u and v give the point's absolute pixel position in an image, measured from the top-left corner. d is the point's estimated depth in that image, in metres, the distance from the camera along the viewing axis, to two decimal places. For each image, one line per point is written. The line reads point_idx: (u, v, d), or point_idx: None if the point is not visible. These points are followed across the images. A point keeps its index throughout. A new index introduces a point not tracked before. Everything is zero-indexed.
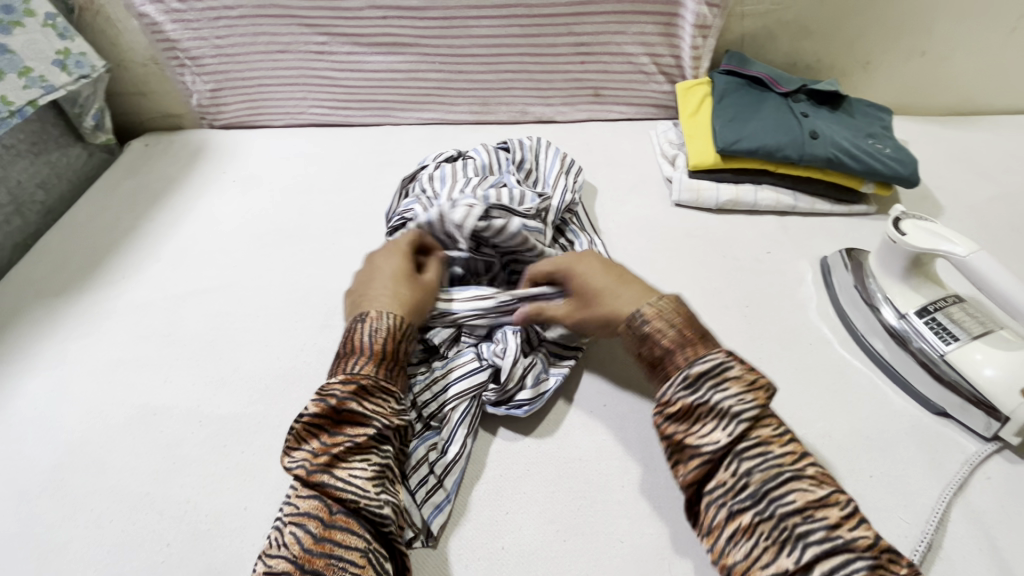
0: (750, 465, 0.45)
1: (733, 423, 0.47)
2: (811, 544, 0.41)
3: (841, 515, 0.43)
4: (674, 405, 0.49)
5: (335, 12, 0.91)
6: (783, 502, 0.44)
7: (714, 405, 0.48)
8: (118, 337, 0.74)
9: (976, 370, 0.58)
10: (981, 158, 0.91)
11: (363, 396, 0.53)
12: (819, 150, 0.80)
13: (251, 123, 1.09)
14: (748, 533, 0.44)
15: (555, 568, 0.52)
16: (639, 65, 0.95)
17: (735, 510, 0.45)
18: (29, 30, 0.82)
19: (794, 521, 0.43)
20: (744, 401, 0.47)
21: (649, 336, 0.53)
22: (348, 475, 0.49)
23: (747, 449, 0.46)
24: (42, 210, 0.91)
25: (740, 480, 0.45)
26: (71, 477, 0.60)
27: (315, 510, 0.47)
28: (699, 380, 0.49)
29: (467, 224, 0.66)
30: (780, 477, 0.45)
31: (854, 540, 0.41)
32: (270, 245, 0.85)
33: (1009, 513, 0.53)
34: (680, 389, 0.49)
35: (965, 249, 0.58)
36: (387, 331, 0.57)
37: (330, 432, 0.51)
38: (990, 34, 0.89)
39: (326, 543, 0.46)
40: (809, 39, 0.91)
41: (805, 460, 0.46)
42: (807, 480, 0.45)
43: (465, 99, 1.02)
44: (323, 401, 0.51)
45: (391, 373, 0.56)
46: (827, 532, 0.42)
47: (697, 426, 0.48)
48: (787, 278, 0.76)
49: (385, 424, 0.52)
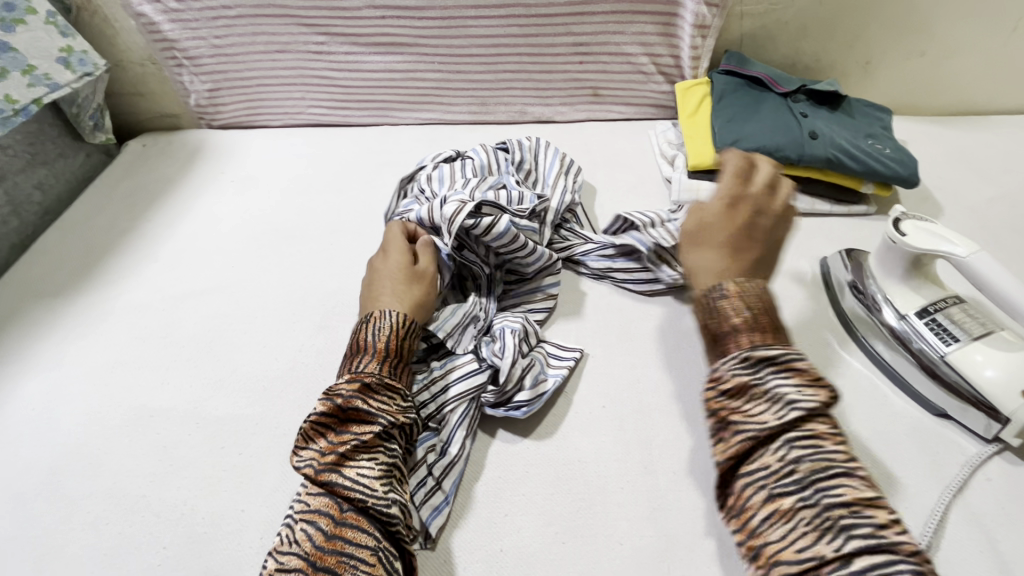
0: (800, 454, 0.44)
1: (790, 411, 0.46)
2: (854, 537, 0.40)
3: (891, 517, 0.41)
4: (727, 382, 0.49)
5: (334, 12, 0.90)
6: (829, 493, 0.42)
7: (772, 391, 0.47)
8: (115, 338, 0.73)
9: (977, 371, 0.58)
10: (981, 158, 0.91)
11: (369, 394, 0.53)
12: (819, 150, 0.79)
13: (249, 123, 1.09)
14: (785, 516, 0.43)
15: (554, 570, 0.51)
16: (639, 65, 0.94)
17: (776, 493, 0.44)
18: (31, 28, 0.81)
19: (839, 513, 0.41)
20: (805, 391, 0.46)
21: (722, 310, 0.52)
22: (356, 474, 0.49)
23: (799, 438, 0.45)
24: (40, 211, 0.91)
25: (787, 466, 0.44)
26: (67, 479, 0.60)
27: (326, 508, 0.47)
28: (761, 364, 0.48)
29: (457, 221, 0.66)
30: (831, 470, 0.43)
31: (899, 542, 0.40)
32: (268, 246, 0.85)
33: (1009, 515, 0.53)
34: (737, 367, 0.49)
35: (966, 250, 0.57)
36: (391, 329, 0.58)
37: (336, 431, 0.52)
38: (990, 35, 0.89)
39: (337, 540, 0.46)
40: (809, 39, 0.91)
41: (858, 462, 0.45)
42: (857, 479, 0.43)
43: (464, 99, 1.02)
44: (331, 400, 0.53)
45: (396, 371, 0.57)
46: (874, 528, 0.40)
47: (748, 405, 0.47)
48: (786, 279, 0.75)
49: (390, 422, 0.53)
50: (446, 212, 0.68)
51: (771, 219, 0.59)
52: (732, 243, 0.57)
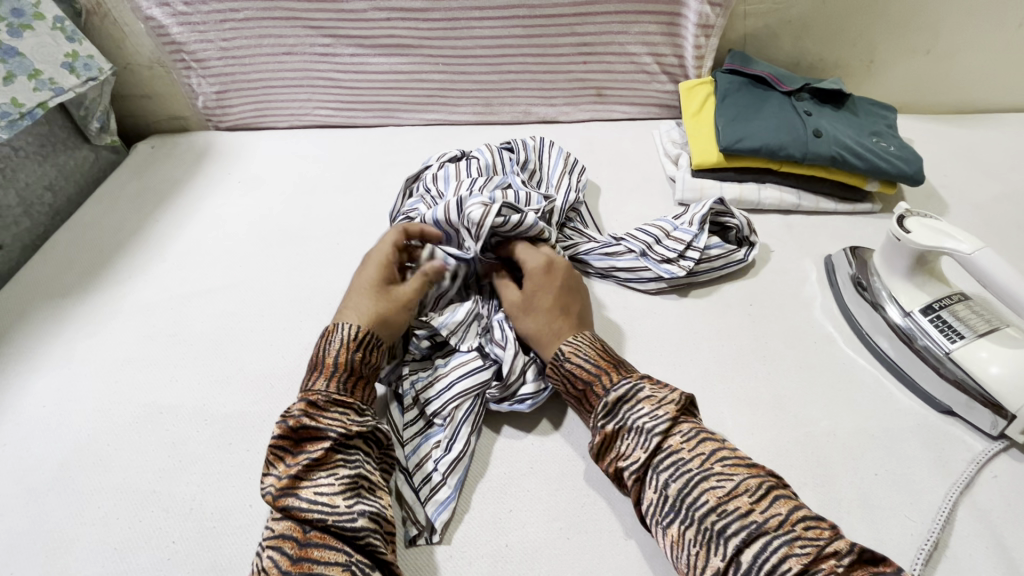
0: (666, 477, 0.48)
1: (647, 440, 0.50)
2: (731, 538, 0.43)
3: (751, 501, 0.44)
4: (596, 437, 0.53)
5: (339, 14, 0.91)
6: (697, 505, 0.45)
7: (631, 427, 0.51)
8: (124, 336, 0.74)
9: (982, 368, 0.58)
10: (987, 156, 0.90)
11: (318, 412, 0.53)
12: (823, 148, 0.79)
13: (256, 125, 1.10)
14: (680, 544, 0.45)
15: (559, 565, 0.52)
16: (642, 65, 0.95)
17: (665, 524, 0.47)
18: (38, 33, 0.83)
19: (712, 519, 0.44)
20: (655, 416, 0.51)
21: (571, 374, 0.57)
22: (315, 492, 0.48)
23: (662, 461, 0.49)
24: (50, 212, 0.92)
25: (661, 494, 0.48)
26: (78, 475, 0.61)
27: (290, 532, 0.47)
28: (615, 406, 0.53)
29: (486, 224, 0.65)
30: (692, 481, 0.47)
31: (766, 522, 0.43)
32: (274, 245, 0.85)
33: (1016, 511, 0.53)
34: (601, 417, 0.53)
35: (971, 247, 0.57)
36: (343, 344, 0.58)
37: (292, 453, 0.51)
38: (996, 32, 0.88)
39: (304, 562, 0.45)
40: (812, 38, 0.91)
41: (715, 457, 0.48)
42: (715, 477, 0.46)
43: (468, 100, 1.02)
44: (281, 425, 0.52)
45: (347, 385, 0.56)
46: (740, 521, 0.43)
47: (620, 449, 0.51)
48: (790, 277, 0.76)
49: (343, 435, 0.52)
50: (472, 216, 0.66)
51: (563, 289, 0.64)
52: (563, 308, 0.63)
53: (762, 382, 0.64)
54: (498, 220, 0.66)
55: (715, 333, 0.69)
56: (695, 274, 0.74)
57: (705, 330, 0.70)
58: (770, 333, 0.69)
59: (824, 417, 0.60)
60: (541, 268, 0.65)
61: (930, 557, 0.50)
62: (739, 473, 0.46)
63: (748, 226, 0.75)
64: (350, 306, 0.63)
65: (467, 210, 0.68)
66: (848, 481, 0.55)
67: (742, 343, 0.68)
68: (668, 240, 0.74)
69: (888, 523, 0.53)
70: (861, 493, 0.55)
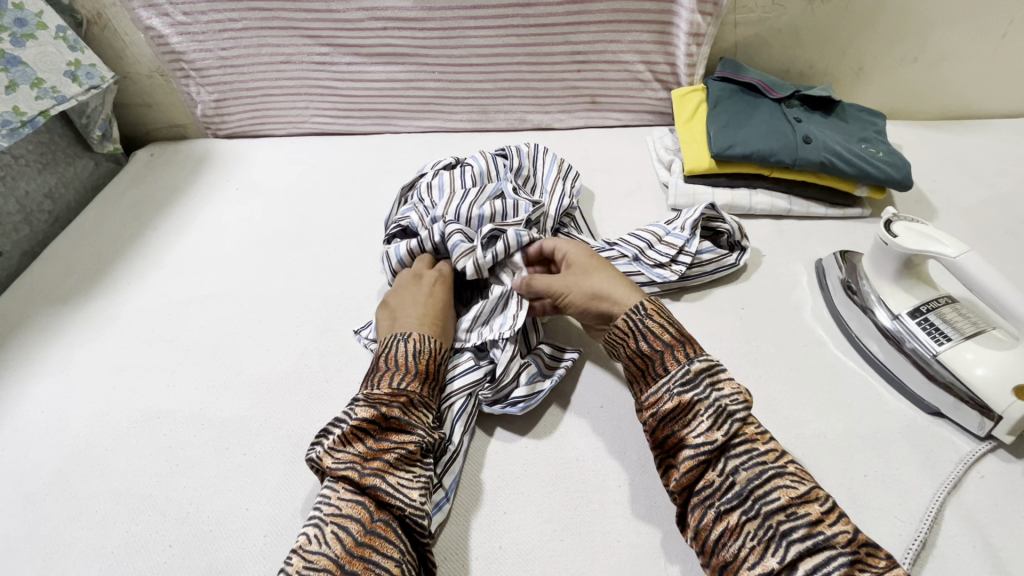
0: (737, 464, 0.49)
1: (728, 423, 0.50)
2: (795, 542, 0.44)
3: (822, 511, 0.45)
4: (668, 403, 0.52)
5: (336, 23, 0.92)
6: (767, 500, 0.46)
7: (710, 404, 0.51)
8: (122, 342, 0.75)
9: (968, 369, 0.58)
10: (975, 161, 0.92)
11: (409, 407, 0.55)
12: (813, 154, 0.81)
13: (254, 132, 1.11)
14: (735, 533, 0.46)
15: (551, 566, 0.52)
16: (635, 73, 0.96)
17: (723, 510, 0.47)
18: (40, 43, 0.84)
19: (779, 519, 0.45)
20: (736, 400, 0.52)
21: (652, 328, 0.56)
22: (398, 483, 0.51)
23: (736, 447, 0.50)
24: (50, 219, 0.93)
25: (727, 479, 0.48)
26: (75, 479, 0.61)
27: (357, 514, 0.48)
28: (697, 377, 0.53)
29: (484, 267, 0.69)
30: (765, 475, 0.48)
31: (833, 536, 0.44)
32: (272, 251, 0.86)
33: (1003, 511, 0.54)
34: (679, 386, 0.53)
35: (955, 250, 0.58)
36: (430, 354, 0.60)
37: (376, 438, 0.53)
38: (984, 38, 0.90)
39: (366, 548, 0.47)
40: (802, 46, 0.93)
41: (785, 458, 0.50)
42: (788, 477, 0.48)
43: (464, 107, 1.04)
44: (373, 408, 0.54)
45: (431, 392, 0.59)
46: (809, 528, 0.44)
47: (691, 425, 0.51)
48: (781, 281, 0.76)
49: (427, 437, 0.54)
50: (468, 270, 0.69)
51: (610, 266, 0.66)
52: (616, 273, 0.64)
53: (752, 385, 0.65)
54: (488, 261, 0.69)
55: (706, 336, 0.70)
56: (687, 278, 0.75)
57: (696, 333, 0.71)
58: (761, 336, 0.70)
59: (814, 419, 0.61)
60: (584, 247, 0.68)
61: (918, 556, 0.51)
62: (808, 480, 0.48)
63: (740, 231, 0.76)
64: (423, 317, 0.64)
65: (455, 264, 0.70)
66: (836, 482, 0.56)
67: (733, 346, 0.69)
68: (659, 245, 0.75)
69: (877, 523, 0.53)
70: (849, 493, 0.55)
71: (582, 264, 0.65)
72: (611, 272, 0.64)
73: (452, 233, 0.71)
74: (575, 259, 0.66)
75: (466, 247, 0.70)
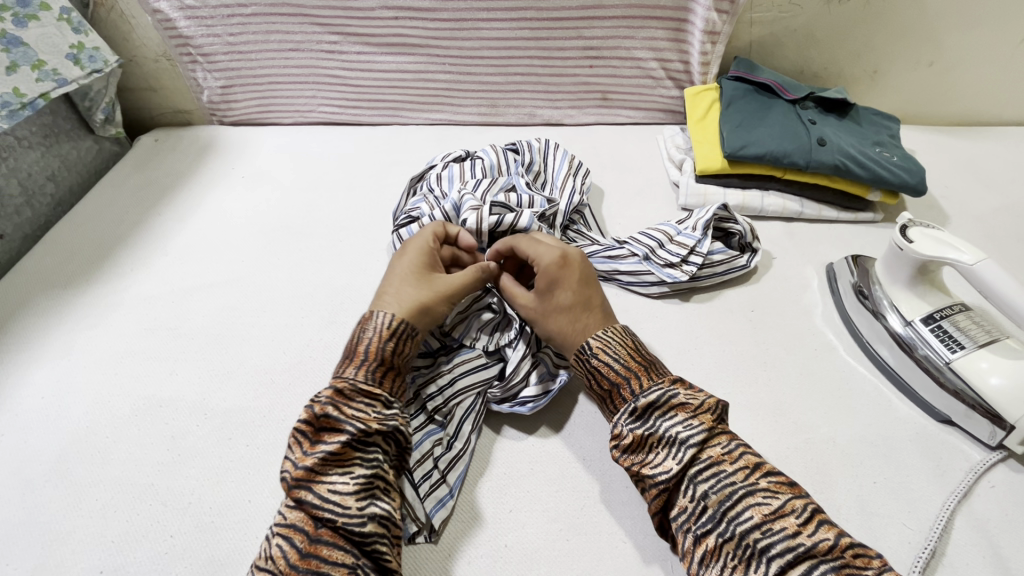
0: (705, 488, 0.46)
1: (683, 450, 0.48)
2: (775, 558, 0.42)
3: (798, 522, 0.43)
4: (625, 438, 0.51)
5: (347, 12, 0.91)
6: (740, 520, 0.44)
7: (663, 435, 0.50)
8: (125, 328, 0.74)
9: (982, 379, 0.58)
10: (987, 169, 0.91)
11: (343, 401, 0.51)
12: (827, 156, 0.80)
13: (261, 120, 1.10)
14: (714, 555, 0.44)
15: (557, 568, 0.51)
16: (648, 70, 0.95)
17: (700, 533, 0.45)
18: (43, 24, 0.83)
19: (755, 537, 0.43)
20: (690, 426, 0.49)
21: (596, 371, 0.56)
22: (328, 490, 0.46)
23: (700, 472, 0.47)
24: (53, 202, 0.92)
25: (698, 504, 0.46)
26: (75, 466, 0.61)
27: (301, 523, 0.46)
28: (645, 412, 0.51)
29: (484, 228, 0.70)
30: (735, 495, 0.45)
31: (814, 545, 0.42)
32: (277, 242, 0.85)
33: (1012, 521, 0.53)
34: (629, 422, 0.52)
35: (972, 258, 0.57)
36: (376, 331, 0.56)
37: (311, 441, 0.49)
38: (998, 46, 0.89)
39: (312, 559, 0.44)
40: (816, 48, 0.92)
41: (758, 472, 0.47)
42: (760, 494, 0.45)
43: (474, 100, 1.03)
44: (308, 407, 0.51)
45: (374, 375, 0.54)
46: (787, 542, 0.42)
47: (651, 456, 0.50)
48: (792, 284, 0.76)
49: (362, 430, 0.49)
50: (468, 223, 0.70)
51: (578, 280, 0.61)
52: (578, 299, 0.60)
53: (763, 388, 0.64)
54: (490, 221, 0.70)
55: (716, 338, 0.70)
56: (699, 278, 0.74)
57: (705, 334, 0.70)
58: (772, 339, 0.69)
59: (824, 423, 0.61)
60: (550, 263, 0.61)
61: (928, 565, 0.51)
62: (783, 492, 0.45)
63: (751, 232, 0.75)
64: (433, 282, 0.62)
65: (461, 217, 0.71)
66: (844, 487, 0.56)
67: (743, 348, 0.68)
68: (671, 245, 0.75)
69: (887, 530, 0.53)
70: (857, 499, 0.55)
71: (544, 290, 0.61)
72: (570, 301, 0.60)
73: (466, 196, 0.73)
74: (543, 282, 0.61)
75: (475, 204, 0.71)
